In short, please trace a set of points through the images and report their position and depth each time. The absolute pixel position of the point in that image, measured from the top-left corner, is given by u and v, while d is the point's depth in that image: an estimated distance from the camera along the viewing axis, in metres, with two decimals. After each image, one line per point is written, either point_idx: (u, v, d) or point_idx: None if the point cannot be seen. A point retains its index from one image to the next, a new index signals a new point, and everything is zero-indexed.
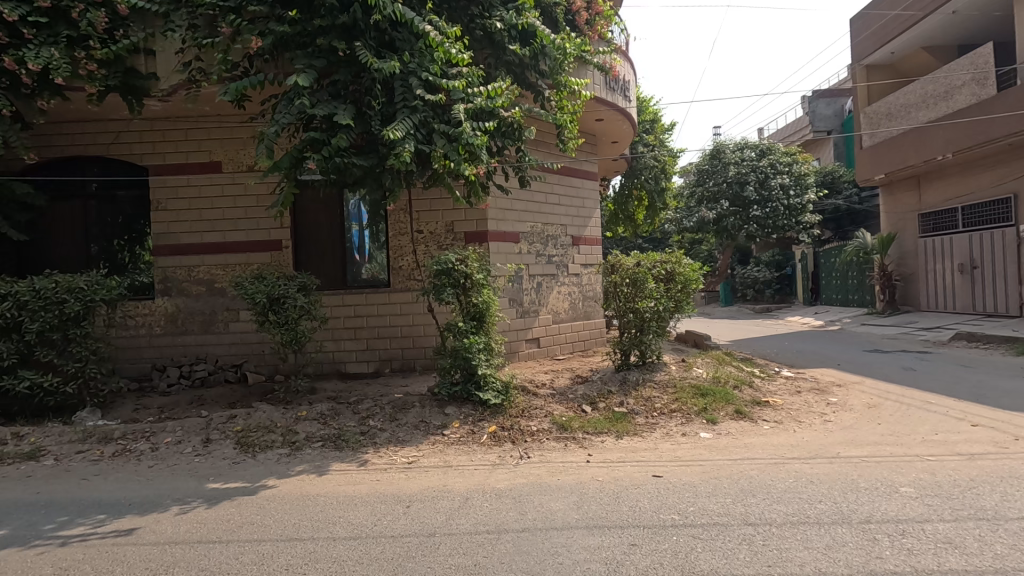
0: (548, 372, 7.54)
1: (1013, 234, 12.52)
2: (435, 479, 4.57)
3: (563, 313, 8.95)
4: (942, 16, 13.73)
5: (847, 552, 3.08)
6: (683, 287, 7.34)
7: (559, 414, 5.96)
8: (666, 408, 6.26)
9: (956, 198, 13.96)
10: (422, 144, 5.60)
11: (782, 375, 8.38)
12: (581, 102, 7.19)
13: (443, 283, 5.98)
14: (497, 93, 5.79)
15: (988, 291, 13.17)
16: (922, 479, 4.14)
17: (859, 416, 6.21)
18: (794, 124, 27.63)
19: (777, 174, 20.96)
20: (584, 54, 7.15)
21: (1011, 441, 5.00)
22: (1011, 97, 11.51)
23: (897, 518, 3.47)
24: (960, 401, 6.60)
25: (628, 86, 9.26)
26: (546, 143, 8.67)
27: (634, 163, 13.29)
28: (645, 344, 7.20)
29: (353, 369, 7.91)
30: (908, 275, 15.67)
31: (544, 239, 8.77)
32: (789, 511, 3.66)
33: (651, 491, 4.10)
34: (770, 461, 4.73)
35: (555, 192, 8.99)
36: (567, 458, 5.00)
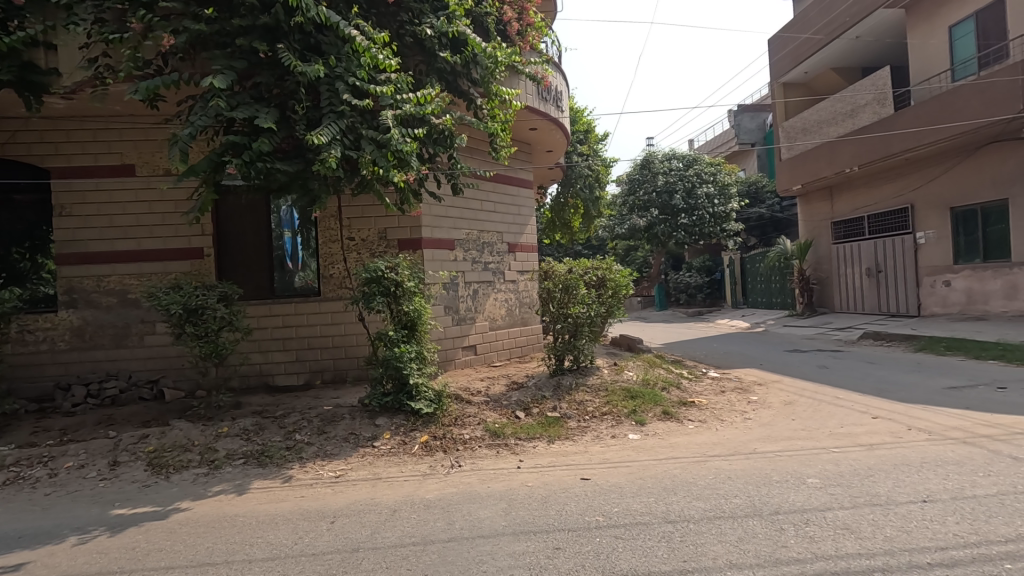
0: (483, 380, 7.53)
1: (911, 241, 13.68)
2: (363, 492, 4.46)
3: (500, 319, 8.99)
4: (846, 41, 14.93)
5: (756, 543, 3.25)
6: (614, 293, 7.55)
7: (492, 422, 5.97)
8: (597, 411, 6.42)
9: (863, 208, 15.13)
10: (350, 149, 5.47)
11: (709, 376, 8.74)
12: (513, 111, 7.24)
13: (373, 291, 5.87)
14: (427, 99, 5.75)
15: (891, 293, 14.31)
16: (827, 470, 4.44)
17: (776, 412, 6.59)
18: (721, 137, 29.17)
19: (703, 183, 21.95)
20: (516, 64, 7.21)
21: (905, 431, 5.45)
22: (908, 116, 12.58)
23: (802, 509, 3.70)
24: (865, 396, 7.13)
25: (561, 96, 9.47)
26: (481, 151, 8.73)
27: (569, 172, 13.61)
28: (577, 348, 7.35)
29: (282, 382, 7.61)
30: (823, 279, 16.82)
31: (480, 246, 8.79)
32: (707, 507, 3.82)
33: (577, 494, 4.17)
34: (693, 459, 4.93)
35: (491, 200, 9.04)
36: (498, 465, 5.00)
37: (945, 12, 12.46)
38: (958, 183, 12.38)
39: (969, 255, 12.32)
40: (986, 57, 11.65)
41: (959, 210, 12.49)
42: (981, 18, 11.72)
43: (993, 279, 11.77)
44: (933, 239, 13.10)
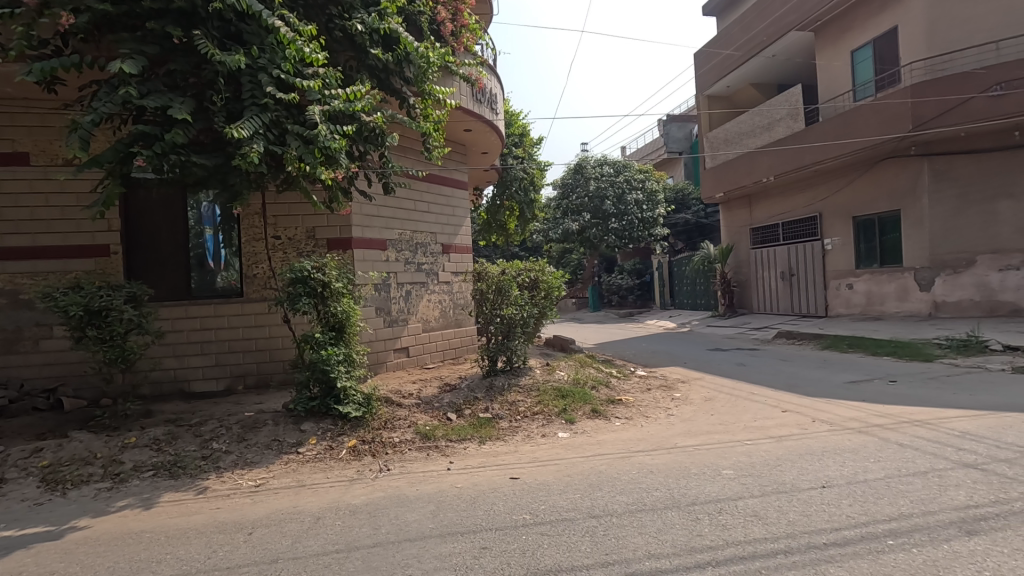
0: (415, 382, 7.42)
1: (819, 247, 14.78)
2: (285, 501, 4.29)
3: (433, 321, 8.91)
4: (764, 58, 15.93)
5: (674, 533, 3.41)
6: (547, 295, 7.68)
7: (423, 424, 5.91)
8: (529, 411, 6.50)
9: (778, 216, 16.20)
10: (273, 144, 5.25)
11: (636, 374, 9.07)
12: (446, 112, 7.20)
13: (298, 292, 5.66)
14: (357, 96, 5.60)
15: (802, 295, 15.40)
16: (740, 461, 4.72)
17: (697, 408, 6.94)
18: (651, 144, 30.34)
19: (632, 190, 22.64)
20: (450, 64, 7.16)
21: (809, 422, 5.90)
22: (818, 130, 13.57)
23: (716, 499, 3.91)
24: (776, 391, 7.64)
25: (496, 99, 9.52)
26: (414, 150, 8.63)
27: (504, 175, 13.69)
28: (510, 349, 7.39)
29: (199, 388, 7.18)
30: (743, 282, 17.87)
31: (413, 246, 8.68)
32: (629, 500, 3.97)
33: (506, 494, 4.20)
34: (619, 455, 5.10)
35: (424, 200, 8.96)
36: (428, 468, 4.95)
37: (848, 37, 13.55)
38: (859, 194, 13.49)
39: (868, 260, 13.47)
40: (882, 80, 12.77)
41: (860, 219, 13.61)
42: (878, 44, 12.82)
43: (888, 283, 12.91)
44: (838, 245, 14.23)
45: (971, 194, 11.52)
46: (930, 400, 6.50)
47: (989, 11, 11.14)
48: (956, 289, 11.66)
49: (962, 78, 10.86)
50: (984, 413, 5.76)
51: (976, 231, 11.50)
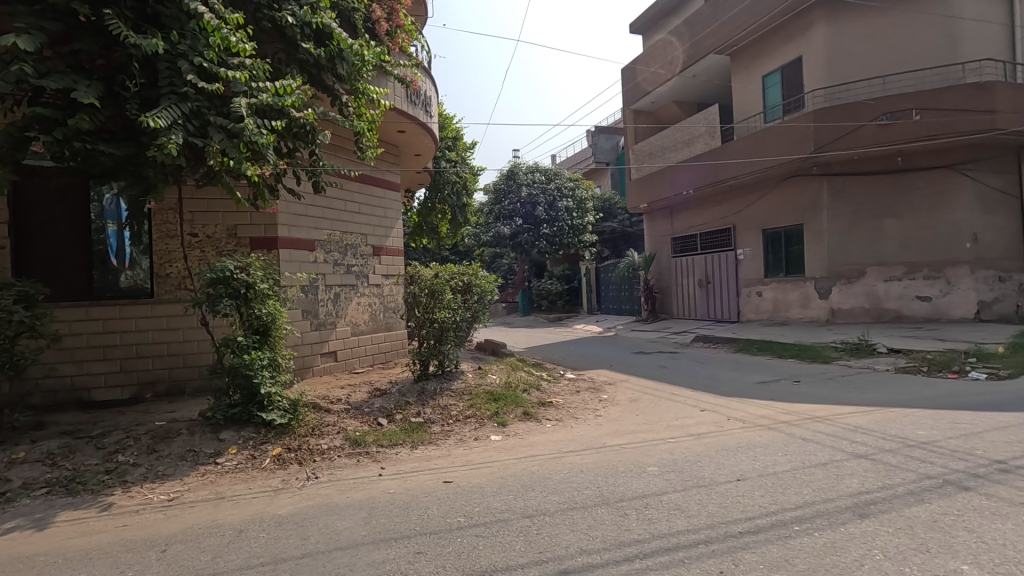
0: (343, 388, 7.19)
1: (733, 257, 15.82)
2: (202, 515, 4.03)
3: (362, 324, 8.69)
4: (685, 77, 16.88)
5: (604, 529, 3.54)
6: (480, 298, 7.71)
7: (352, 430, 5.75)
8: (461, 414, 6.49)
9: (696, 226, 17.17)
10: (193, 136, 4.94)
11: (566, 377, 9.29)
12: (380, 112, 7.07)
13: (219, 293, 5.35)
14: (287, 91, 5.39)
15: (717, 302, 16.40)
16: (664, 459, 4.98)
17: (623, 409, 7.23)
18: (580, 154, 31.25)
19: (563, 197, 23.17)
20: (384, 63, 7.04)
21: (725, 420, 6.32)
22: (734, 148, 14.50)
23: (643, 495, 4.09)
24: (696, 391, 8.08)
25: (430, 101, 9.46)
26: (345, 149, 8.42)
27: (436, 178, 13.55)
28: (442, 353, 7.36)
29: (101, 397, 6.60)
30: (664, 288, 18.76)
31: (342, 248, 8.44)
32: (561, 499, 4.07)
33: (440, 498, 4.19)
34: (550, 456, 5.21)
35: (355, 200, 8.74)
36: (358, 474, 4.83)
37: (759, 63, 14.63)
38: (768, 209, 14.58)
39: (775, 270, 14.57)
40: (789, 105, 13.91)
41: (769, 232, 14.70)
42: (786, 71, 13.93)
43: (792, 291, 14.02)
44: (749, 256, 15.29)
45: (863, 212, 12.75)
46: (829, 399, 7.14)
47: (878, 48, 12.41)
48: (850, 297, 12.88)
49: (855, 107, 12.03)
50: (873, 409, 6.40)
51: (866, 245, 12.75)
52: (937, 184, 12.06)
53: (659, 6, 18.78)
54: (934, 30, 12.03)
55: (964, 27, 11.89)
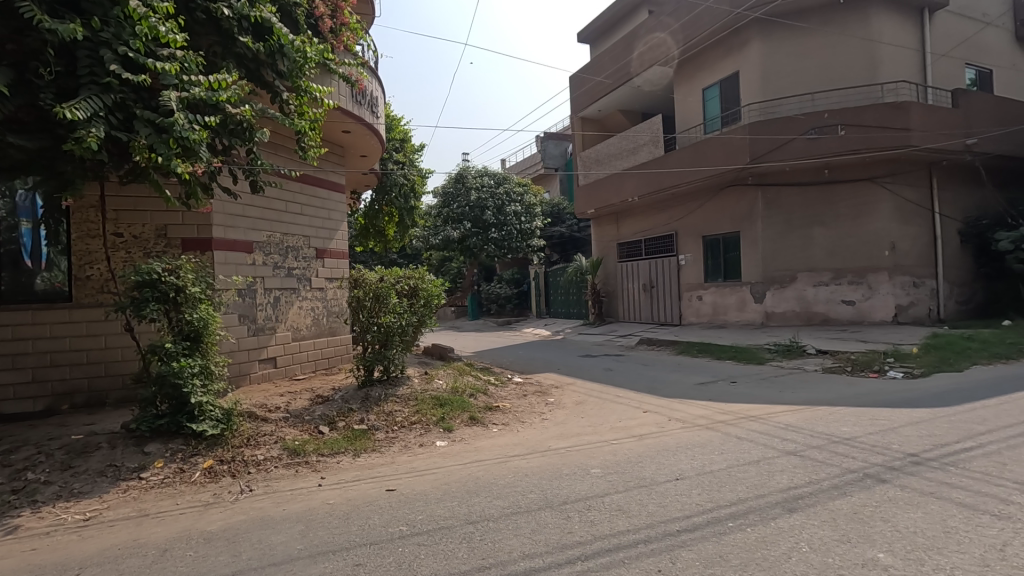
0: (283, 395, 6.93)
1: (675, 262, 16.34)
2: (123, 534, 3.77)
3: (304, 329, 8.41)
4: (630, 87, 17.32)
5: (546, 532, 3.55)
6: (426, 303, 7.62)
7: (291, 439, 5.54)
8: (406, 420, 6.38)
9: (641, 232, 17.63)
10: (117, 130, 4.64)
11: (513, 381, 9.30)
12: (324, 111, 6.88)
13: (144, 296, 5.04)
14: (222, 85, 5.14)
15: (661, 305, 16.90)
16: (607, 460, 5.06)
17: (569, 412, 7.32)
18: (530, 159, 31.53)
19: (511, 201, 23.24)
20: (328, 61, 6.86)
21: (666, 421, 6.49)
22: (676, 157, 14.99)
23: (586, 497, 4.14)
24: (640, 393, 8.27)
25: (376, 102, 9.29)
26: (287, 148, 8.15)
27: (383, 180, 13.31)
28: (388, 358, 7.22)
29: (9, 410, 6.08)
30: (610, 292, 19.16)
31: (283, 250, 8.16)
32: (506, 504, 4.06)
33: (381, 507, 4.08)
34: (496, 461, 5.20)
35: (297, 201, 8.46)
36: (297, 486, 4.65)
37: (699, 76, 15.22)
38: (708, 217, 15.16)
39: (715, 275, 15.16)
40: (726, 117, 14.53)
41: (708, 238, 15.28)
42: (724, 85, 14.56)
43: (730, 295, 14.63)
44: (690, 261, 15.83)
45: (794, 221, 13.47)
46: (764, 399, 7.45)
47: (807, 67, 13.18)
48: (782, 301, 13.57)
49: (787, 122, 12.70)
50: (803, 408, 6.75)
51: (797, 252, 13.47)
52: (860, 196, 12.90)
53: (606, 17, 19.22)
54: (857, 52, 12.89)
55: (883, 51, 12.79)
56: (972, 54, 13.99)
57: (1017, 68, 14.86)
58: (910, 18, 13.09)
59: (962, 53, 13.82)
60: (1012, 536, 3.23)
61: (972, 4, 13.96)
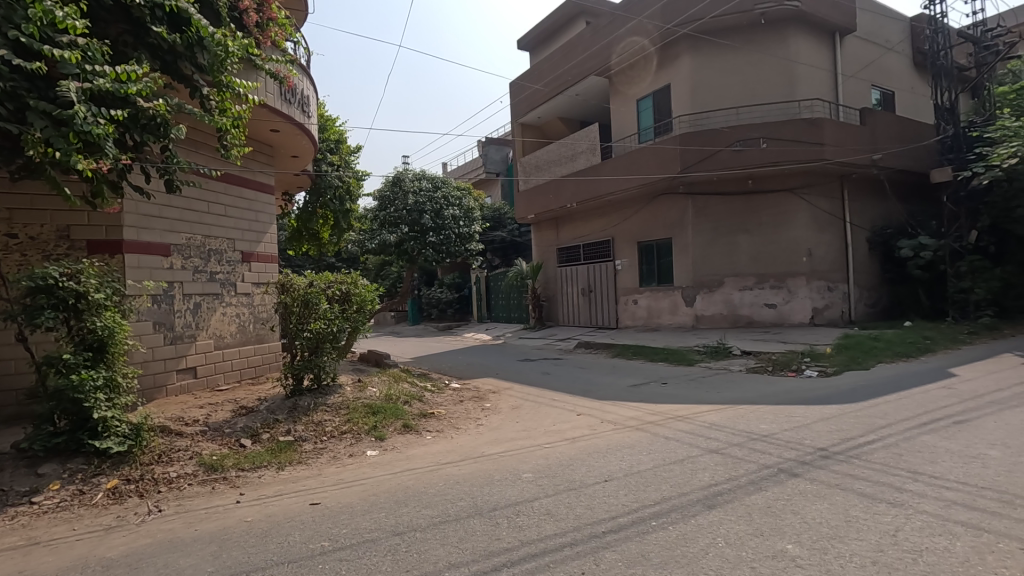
0: (202, 407, 6.53)
1: (612, 267, 16.76)
2: (8, 566, 3.42)
3: (228, 337, 7.99)
4: (569, 95, 17.68)
5: (474, 540, 3.52)
6: (360, 308, 7.40)
7: (208, 454, 5.24)
8: (336, 430, 6.18)
9: (580, 238, 17.96)
10: (7, 122, 4.26)
11: (451, 387, 9.19)
12: (248, 108, 6.55)
13: (39, 303, 4.63)
14: (131, 76, 4.77)
15: (599, 309, 17.27)
16: (538, 464, 5.08)
17: (504, 417, 7.32)
18: (471, 163, 31.49)
19: (449, 206, 22.98)
20: (253, 56, 6.53)
21: (598, 423, 6.60)
22: (612, 164, 15.38)
23: (515, 502, 4.14)
24: (575, 397, 8.38)
25: (308, 101, 8.97)
26: (209, 146, 7.76)
27: (317, 181, 12.87)
28: (318, 366, 6.97)
29: None
30: (550, 297, 19.41)
31: (205, 253, 7.73)
32: (434, 513, 4.00)
33: (303, 522, 3.91)
34: (428, 469, 5.11)
35: (222, 202, 8.05)
36: (212, 504, 4.38)
37: (634, 87, 15.73)
38: (642, 223, 15.65)
39: (649, 280, 15.66)
40: (659, 128, 15.09)
41: (643, 244, 15.76)
42: (657, 97, 15.11)
43: (663, 299, 15.14)
44: (626, 266, 16.28)
45: (721, 228, 14.13)
46: (691, 399, 7.72)
47: (732, 83, 13.91)
48: (711, 305, 14.19)
49: (714, 134, 13.34)
50: (727, 407, 7.05)
51: (724, 258, 14.13)
52: (780, 205, 13.72)
53: (545, 26, 19.54)
54: (777, 70, 13.72)
55: (800, 70, 13.68)
56: (877, 77, 15.22)
57: (914, 90, 16.30)
58: (823, 41, 14.07)
59: (869, 76, 15.01)
60: (903, 522, 3.50)
61: (876, 30, 15.20)
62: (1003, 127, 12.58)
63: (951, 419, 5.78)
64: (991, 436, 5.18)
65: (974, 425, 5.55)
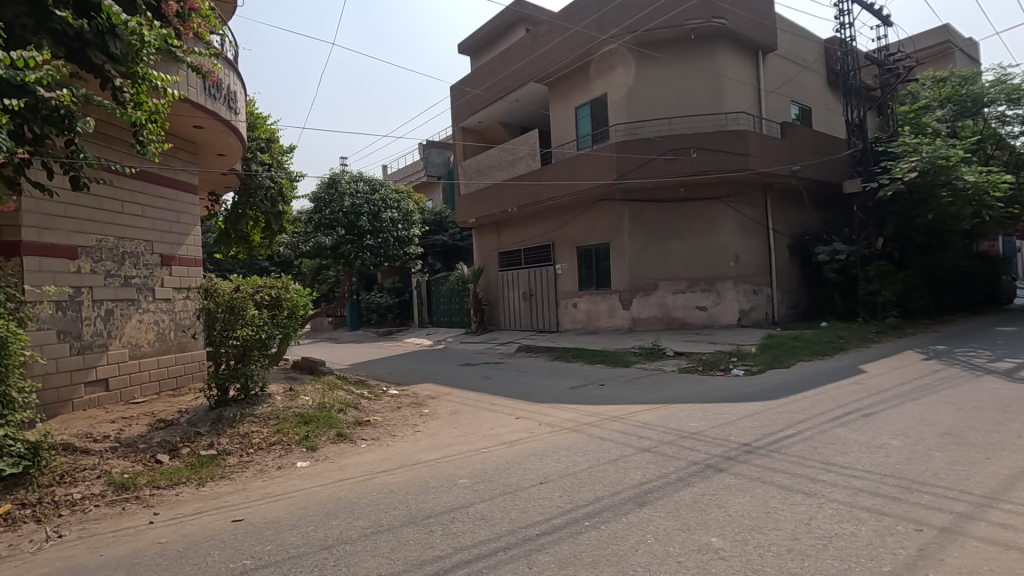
0: (114, 422, 6.06)
1: (552, 271, 16.99)
2: None
3: (146, 346, 7.47)
4: (509, 101, 17.82)
5: (406, 550, 3.44)
6: (291, 314, 7.09)
7: (119, 472, 4.87)
8: (264, 442, 5.90)
9: (521, 242, 18.08)
10: None
11: (388, 394, 8.99)
12: (167, 103, 6.13)
13: None
14: (28, 63, 4.37)
15: (539, 313, 17.44)
16: (475, 469, 5.05)
17: (442, 422, 7.24)
18: (412, 166, 31.12)
19: (388, 208, 22.43)
20: (172, 47, 6.11)
21: (536, 426, 6.65)
22: (552, 170, 15.61)
23: (450, 509, 4.09)
24: (514, 400, 8.42)
25: (236, 97, 8.55)
26: (123, 141, 7.28)
27: (246, 181, 12.25)
28: (246, 375, 6.64)
29: None
30: (492, 301, 19.43)
31: (119, 256, 7.21)
32: (365, 524, 3.88)
33: (223, 541, 3.69)
34: (361, 479, 4.96)
35: (139, 202, 7.54)
36: (121, 527, 4.06)
37: (572, 95, 16.03)
38: (581, 228, 15.95)
39: (588, 284, 15.97)
40: (596, 136, 15.47)
41: (582, 249, 16.06)
42: (594, 105, 15.47)
43: (601, 303, 15.49)
44: (566, 271, 16.54)
45: (655, 234, 14.63)
46: (626, 400, 7.93)
47: (664, 95, 14.48)
48: (646, 307, 14.65)
49: (648, 143, 13.82)
50: (659, 407, 7.29)
51: (658, 263, 14.63)
52: (710, 213, 14.37)
53: (485, 31, 19.63)
54: (706, 84, 14.39)
55: (726, 85, 14.41)
56: (795, 93, 16.25)
57: (829, 107, 17.52)
58: (747, 58, 14.88)
59: (788, 92, 16.01)
60: (817, 510, 3.72)
61: (795, 50, 16.25)
62: (905, 143, 13.74)
63: (860, 412, 6.22)
64: (894, 427, 5.61)
65: (879, 418, 6.01)
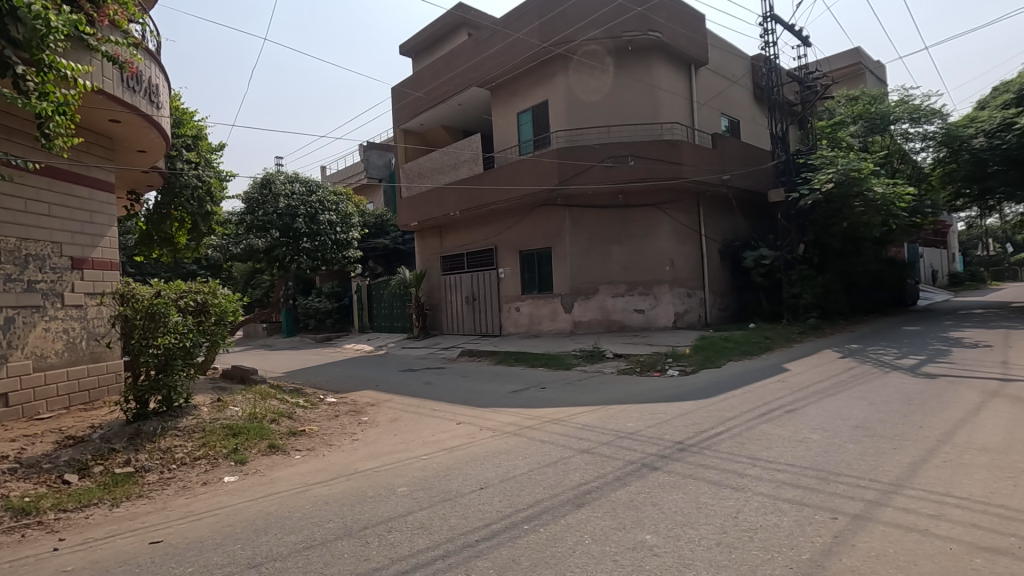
0: (14, 440, 5.53)
1: (495, 275, 17.00)
2: None
3: (53, 357, 6.89)
4: (451, 104, 17.73)
5: (340, 564, 3.32)
6: (219, 320, 6.73)
7: (18, 495, 4.45)
8: (188, 456, 5.56)
9: (463, 246, 17.99)
10: None
11: (326, 402, 8.70)
12: (77, 94, 5.67)
13: None
14: None
15: (482, 317, 17.41)
16: (414, 477, 4.95)
17: (382, 430, 7.08)
18: (352, 168, 30.40)
19: (325, 211, 21.59)
20: (83, 34, 5.66)
21: (477, 431, 6.61)
22: (495, 174, 15.64)
23: (387, 519, 3.99)
24: (456, 405, 8.34)
25: (157, 90, 8.04)
26: (26, 133, 6.68)
27: (170, 180, 11.53)
28: (169, 385, 6.23)
29: None
30: (434, 305, 19.23)
31: (22, 258, 6.66)
32: (297, 539, 3.72)
33: (139, 565, 3.44)
34: (294, 492, 4.77)
35: (45, 200, 6.95)
36: (19, 556, 3.70)
37: (514, 101, 16.16)
38: (523, 233, 16.05)
39: (530, 287, 16.10)
40: (538, 141, 15.66)
41: (524, 253, 16.17)
42: (536, 111, 15.65)
43: (543, 306, 15.65)
44: (509, 274, 16.60)
45: (596, 239, 14.95)
46: (567, 402, 8.04)
47: (603, 103, 14.85)
48: (587, 311, 14.93)
49: (588, 150, 14.12)
50: (599, 408, 7.43)
51: (598, 267, 14.95)
52: (647, 219, 14.85)
53: (427, 34, 19.47)
54: (642, 94, 14.87)
55: (662, 96, 14.95)
56: (724, 106, 17.09)
57: (756, 120, 18.52)
58: (681, 70, 15.52)
59: (718, 104, 16.81)
60: (744, 504, 3.90)
61: (724, 64, 17.10)
62: (823, 156, 14.73)
63: (784, 409, 6.59)
64: (813, 422, 5.98)
65: (800, 413, 6.38)
